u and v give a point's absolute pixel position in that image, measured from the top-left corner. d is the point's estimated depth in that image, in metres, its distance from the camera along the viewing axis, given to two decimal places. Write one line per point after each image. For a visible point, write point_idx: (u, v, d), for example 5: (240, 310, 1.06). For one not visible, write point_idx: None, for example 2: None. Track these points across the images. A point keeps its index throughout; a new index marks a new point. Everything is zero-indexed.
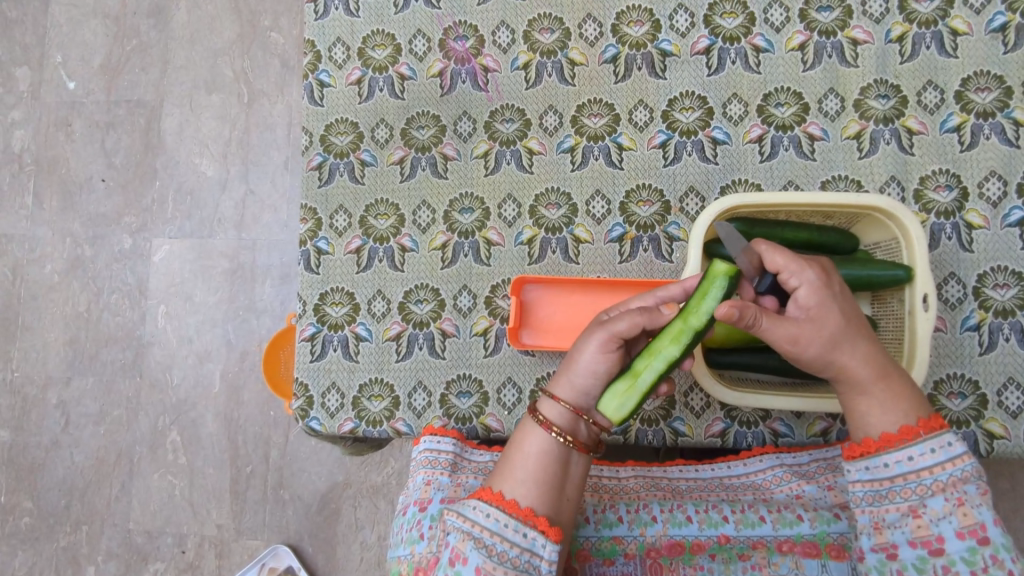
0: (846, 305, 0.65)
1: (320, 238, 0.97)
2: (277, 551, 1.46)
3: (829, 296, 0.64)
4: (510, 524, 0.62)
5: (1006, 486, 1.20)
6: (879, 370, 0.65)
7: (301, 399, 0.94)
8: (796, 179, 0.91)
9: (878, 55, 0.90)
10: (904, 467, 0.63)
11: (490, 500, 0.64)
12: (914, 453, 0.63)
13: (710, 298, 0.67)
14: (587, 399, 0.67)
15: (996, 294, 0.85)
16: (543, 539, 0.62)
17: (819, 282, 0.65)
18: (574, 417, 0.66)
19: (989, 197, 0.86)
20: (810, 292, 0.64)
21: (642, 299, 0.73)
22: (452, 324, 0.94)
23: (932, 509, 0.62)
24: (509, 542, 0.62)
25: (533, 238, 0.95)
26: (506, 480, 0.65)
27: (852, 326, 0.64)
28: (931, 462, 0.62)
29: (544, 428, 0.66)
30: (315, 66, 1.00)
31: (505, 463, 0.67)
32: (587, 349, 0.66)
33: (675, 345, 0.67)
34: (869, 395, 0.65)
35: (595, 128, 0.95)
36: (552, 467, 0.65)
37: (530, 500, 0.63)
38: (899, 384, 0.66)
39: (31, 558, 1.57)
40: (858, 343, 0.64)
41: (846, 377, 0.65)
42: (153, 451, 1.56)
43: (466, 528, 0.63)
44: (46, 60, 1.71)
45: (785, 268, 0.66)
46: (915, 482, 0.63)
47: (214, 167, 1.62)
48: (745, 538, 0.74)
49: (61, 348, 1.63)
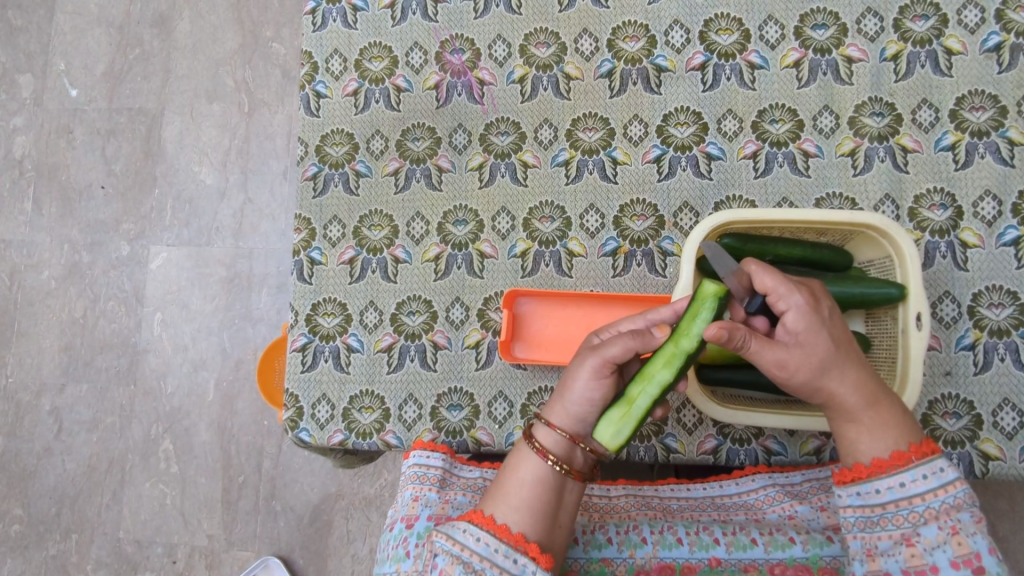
0: (836, 330, 0.64)
1: (313, 248, 0.97)
2: (267, 563, 1.45)
3: (819, 321, 0.63)
4: (500, 549, 0.62)
5: (1004, 506, 1.19)
6: (869, 396, 0.64)
7: (291, 410, 0.93)
8: (791, 196, 0.90)
9: (873, 73, 0.90)
10: (896, 494, 0.63)
11: (481, 523, 0.63)
12: (905, 479, 0.62)
13: (701, 321, 0.65)
14: (583, 426, 0.66)
15: (991, 313, 0.84)
16: (533, 566, 0.61)
17: (808, 306, 0.63)
18: (570, 444, 0.66)
19: (984, 216, 0.86)
20: (798, 316, 0.63)
21: (632, 321, 0.72)
22: (444, 336, 0.94)
23: (925, 538, 0.61)
24: (498, 567, 0.61)
25: (527, 251, 0.95)
26: (498, 504, 0.64)
27: (842, 352, 0.63)
28: (923, 489, 0.62)
29: (540, 455, 0.65)
30: (312, 77, 1.00)
31: (497, 487, 0.66)
32: (580, 375, 0.65)
33: (667, 370, 0.66)
34: (858, 421, 0.64)
35: (589, 142, 0.95)
36: (546, 494, 0.64)
37: (522, 526, 0.63)
38: (889, 410, 0.65)
39: (20, 566, 1.56)
40: (847, 369, 0.63)
41: (834, 404, 0.65)
42: (145, 459, 1.55)
43: (456, 551, 0.62)
44: (50, 67, 1.72)
45: (774, 291, 0.64)
46: (907, 510, 0.62)
47: (212, 175, 1.62)
48: (737, 561, 0.74)
49: (56, 354, 1.62)
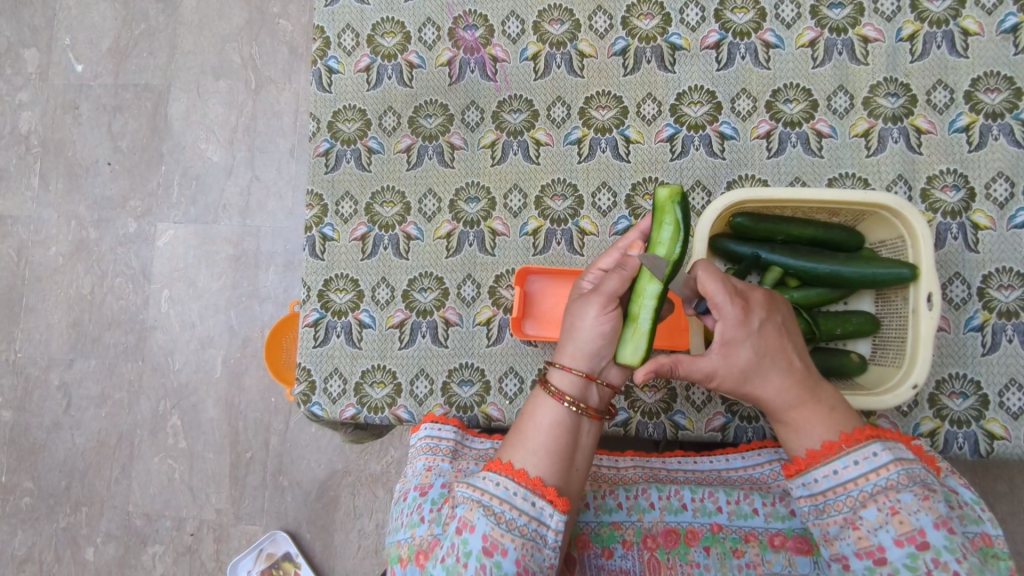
0: (764, 342, 0.65)
1: (326, 224, 0.98)
2: (275, 537, 1.47)
3: (744, 334, 0.64)
4: (519, 493, 0.62)
5: (1003, 489, 1.20)
6: (794, 398, 0.65)
7: (303, 385, 0.94)
8: (803, 175, 0.90)
9: (889, 53, 0.90)
10: (831, 481, 0.63)
11: (500, 470, 0.64)
12: (837, 466, 0.63)
13: (668, 227, 0.71)
14: (597, 363, 0.68)
15: (1000, 295, 0.85)
16: (551, 510, 0.62)
17: (737, 317, 0.64)
18: (585, 383, 0.66)
19: (996, 198, 0.86)
20: (724, 329, 0.65)
21: (608, 255, 0.74)
22: (455, 313, 0.95)
23: (867, 520, 0.61)
24: (517, 510, 0.61)
25: (539, 229, 0.95)
26: (516, 450, 0.65)
27: (765, 360, 0.64)
28: (855, 474, 0.62)
29: (556, 398, 0.66)
30: (324, 53, 1.00)
31: (514, 435, 0.67)
32: (587, 316, 0.67)
33: (656, 281, 0.70)
34: (784, 421, 0.66)
35: (602, 121, 0.95)
36: (564, 438, 0.65)
37: (539, 470, 0.63)
38: (818, 410, 0.65)
39: (30, 538, 1.59)
40: (771, 375, 0.65)
41: (764, 405, 0.67)
42: (153, 435, 1.57)
43: (476, 497, 0.62)
44: (55, 42, 1.72)
45: (710, 304, 0.67)
46: (843, 494, 0.62)
47: (220, 152, 1.62)
48: (737, 529, 0.75)
49: (64, 329, 1.63)
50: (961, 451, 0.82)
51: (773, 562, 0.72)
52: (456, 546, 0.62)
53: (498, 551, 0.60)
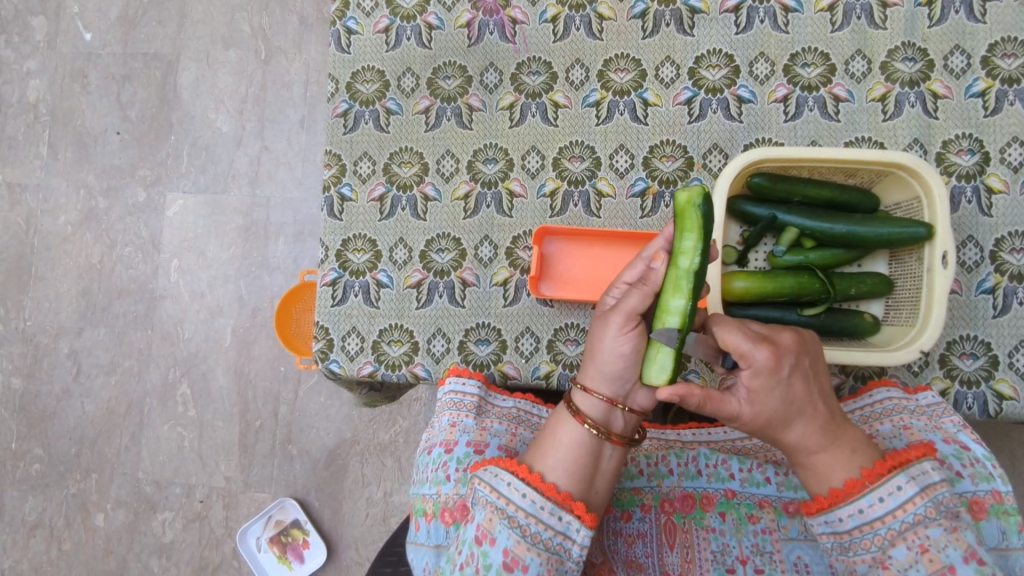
0: (793, 389, 0.62)
1: (343, 185, 0.98)
2: (284, 504, 1.50)
3: (774, 382, 0.62)
4: (546, 507, 0.63)
5: (1004, 460, 1.22)
6: (818, 444, 0.64)
7: (322, 342, 0.95)
8: (820, 139, 0.91)
9: (907, 18, 0.91)
10: (857, 520, 0.62)
11: (529, 479, 0.64)
12: (863, 505, 0.62)
13: (687, 237, 0.67)
14: (620, 386, 0.67)
15: (1013, 259, 0.86)
16: (577, 524, 0.64)
17: (767, 365, 0.62)
18: (608, 407, 0.66)
19: (1010, 162, 0.87)
20: (754, 377, 0.62)
21: (631, 266, 0.70)
22: (473, 274, 0.96)
23: (897, 560, 0.61)
24: (543, 524, 0.63)
25: (556, 191, 0.96)
26: (543, 461, 0.66)
27: (793, 408, 0.62)
28: (882, 513, 0.62)
29: (578, 419, 0.66)
30: (342, 13, 0.99)
31: (539, 443, 0.68)
32: (606, 334, 0.66)
33: (680, 295, 0.67)
34: (804, 463, 0.65)
35: (621, 84, 0.96)
36: (587, 458, 0.65)
37: (568, 485, 0.64)
38: (840, 452, 0.64)
39: (40, 505, 1.60)
40: (796, 423, 0.63)
41: (785, 449, 0.65)
42: (163, 402, 1.59)
43: (502, 505, 0.64)
44: (63, 10, 1.71)
45: (737, 350, 0.63)
46: (871, 533, 0.62)
47: (229, 123, 1.62)
48: (751, 496, 0.77)
49: (73, 298, 1.64)
50: (971, 412, 0.83)
51: (789, 527, 0.75)
52: (476, 556, 0.64)
53: (518, 566, 0.63)
